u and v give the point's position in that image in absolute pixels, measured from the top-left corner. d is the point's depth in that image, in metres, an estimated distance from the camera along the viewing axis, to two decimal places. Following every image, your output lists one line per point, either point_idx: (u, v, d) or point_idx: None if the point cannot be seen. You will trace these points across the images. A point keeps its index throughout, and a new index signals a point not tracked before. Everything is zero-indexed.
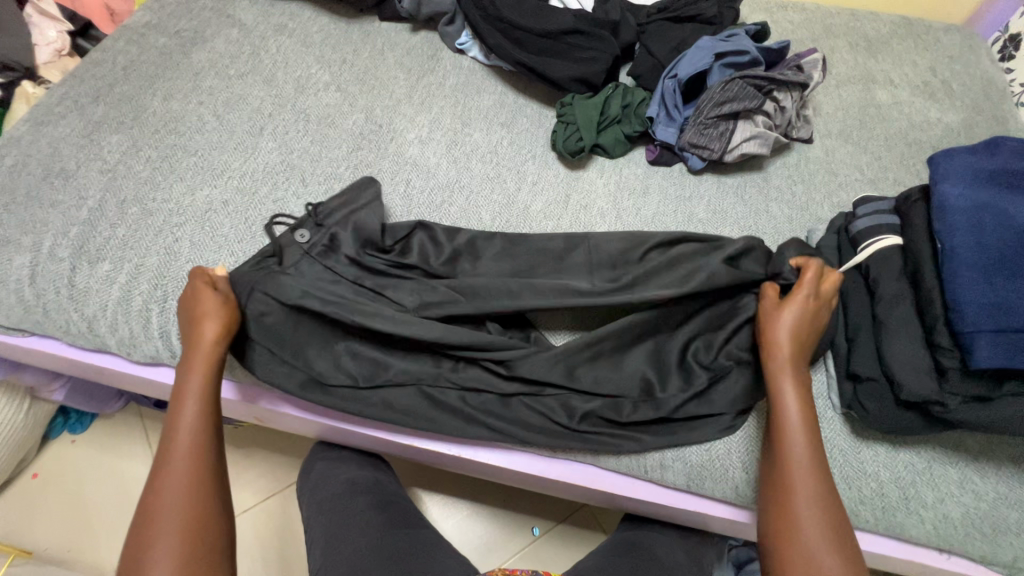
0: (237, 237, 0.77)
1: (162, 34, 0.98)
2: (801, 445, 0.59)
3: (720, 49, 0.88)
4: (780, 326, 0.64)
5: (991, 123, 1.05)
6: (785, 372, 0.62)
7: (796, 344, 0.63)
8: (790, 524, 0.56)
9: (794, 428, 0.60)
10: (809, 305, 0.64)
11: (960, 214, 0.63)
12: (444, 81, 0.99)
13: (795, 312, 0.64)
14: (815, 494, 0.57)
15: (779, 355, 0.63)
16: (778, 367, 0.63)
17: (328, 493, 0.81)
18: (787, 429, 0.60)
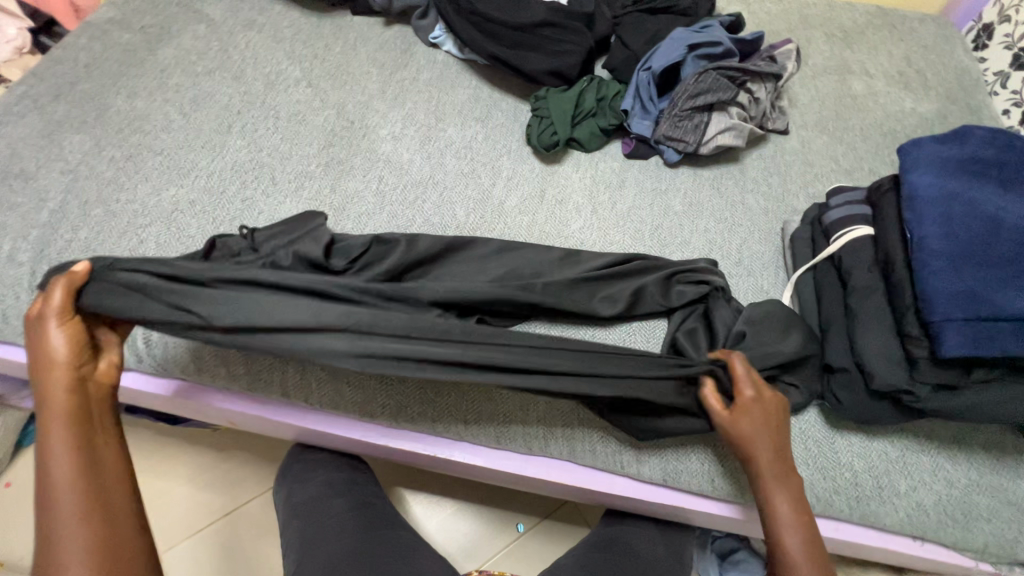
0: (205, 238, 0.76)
1: (127, 30, 0.96)
2: (796, 539, 0.57)
3: (693, 40, 0.87)
4: (752, 450, 0.59)
5: (965, 112, 1.06)
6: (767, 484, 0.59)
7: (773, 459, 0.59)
8: None
9: (788, 523, 0.57)
10: (761, 421, 0.60)
11: (929, 203, 0.63)
12: (418, 76, 0.97)
13: (749, 426, 0.59)
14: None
15: (755, 453, 0.59)
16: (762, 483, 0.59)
17: (304, 496, 0.80)
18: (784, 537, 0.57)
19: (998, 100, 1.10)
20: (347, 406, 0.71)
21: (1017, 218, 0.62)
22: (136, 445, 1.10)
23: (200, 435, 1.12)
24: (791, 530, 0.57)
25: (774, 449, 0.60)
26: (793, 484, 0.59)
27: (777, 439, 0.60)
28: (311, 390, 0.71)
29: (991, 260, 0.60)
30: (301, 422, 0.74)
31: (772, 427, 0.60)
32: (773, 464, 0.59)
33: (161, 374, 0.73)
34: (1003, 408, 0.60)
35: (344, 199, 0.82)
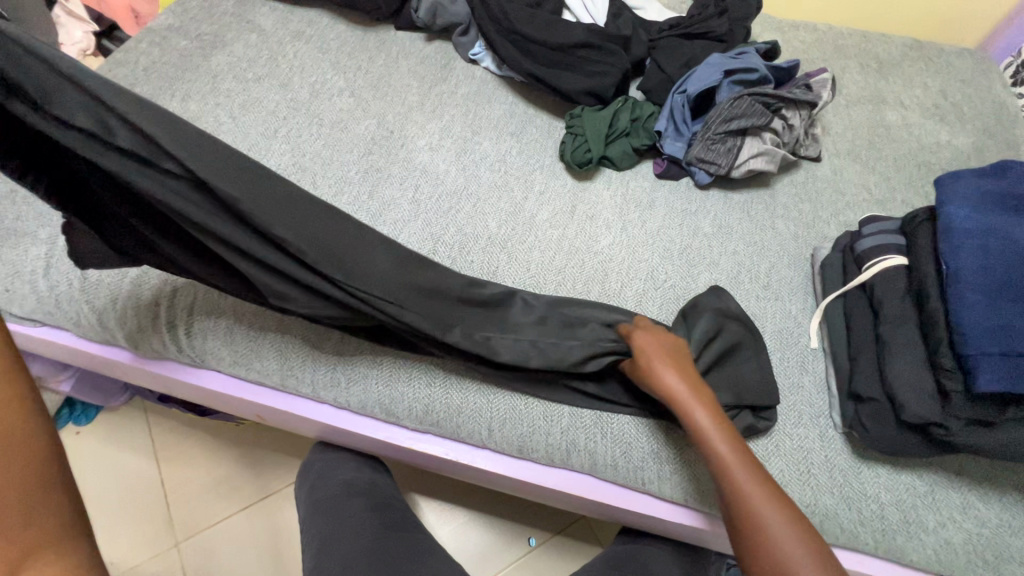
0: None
1: (184, 37, 1.01)
2: (736, 473, 0.56)
3: (729, 66, 0.89)
4: (658, 373, 0.63)
5: (1002, 147, 1.05)
6: (683, 397, 0.61)
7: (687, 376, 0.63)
8: (754, 531, 0.53)
9: (704, 429, 0.59)
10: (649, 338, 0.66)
11: (967, 235, 0.62)
12: (456, 90, 1.00)
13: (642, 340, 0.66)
14: (775, 508, 0.53)
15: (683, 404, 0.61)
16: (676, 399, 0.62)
17: (326, 493, 0.81)
18: (694, 425, 0.60)
19: None
20: (373, 408, 0.72)
21: None
22: (162, 435, 1.13)
23: (223, 428, 1.14)
24: (741, 473, 0.56)
25: (705, 407, 0.61)
26: (704, 394, 0.62)
27: (713, 414, 0.60)
28: (340, 390, 0.72)
29: None
30: (328, 419, 0.75)
31: (703, 396, 0.62)
32: (686, 384, 0.62)
33: (199, 365, 0.75)
34: None
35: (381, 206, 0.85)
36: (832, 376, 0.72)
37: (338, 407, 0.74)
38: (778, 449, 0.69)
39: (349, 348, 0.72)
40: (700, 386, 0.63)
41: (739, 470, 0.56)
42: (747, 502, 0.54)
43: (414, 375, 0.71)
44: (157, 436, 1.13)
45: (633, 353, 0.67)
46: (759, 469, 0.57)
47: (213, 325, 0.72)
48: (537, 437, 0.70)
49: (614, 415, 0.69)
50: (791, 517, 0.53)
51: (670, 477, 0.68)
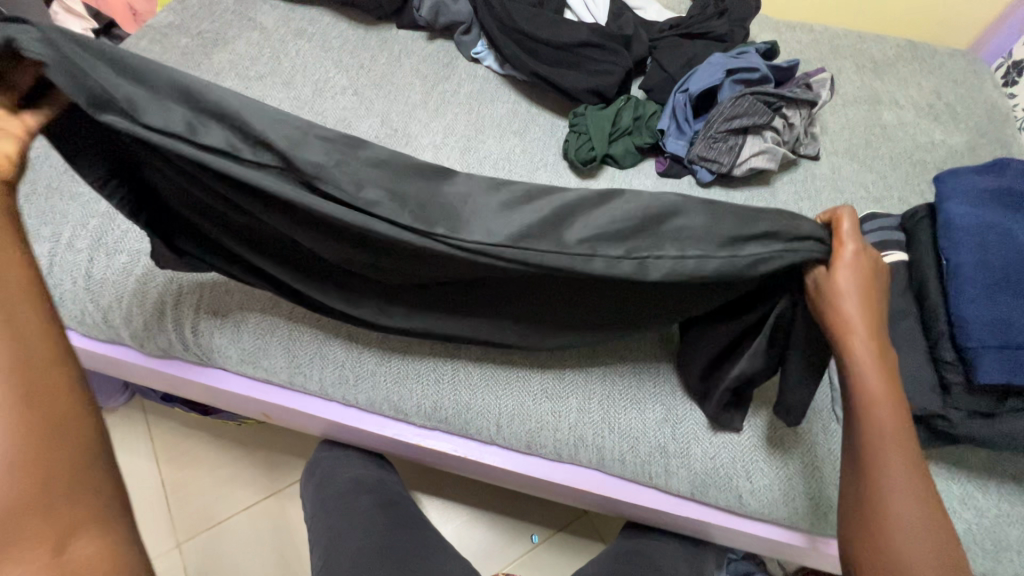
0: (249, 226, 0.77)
1: (185, 35, 1.00)
2: (891, 458, 0.49)
3: (731, 66, 0.90)
4: (844, 299, 0.48)
5: (995, 146, 1.07)
6: (861, 348, 0.48)
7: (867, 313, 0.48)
8: (885, 523, 0.48)
9: (875, 398, 0.49)
10: (863, 264, 0.49)
11: (966, 232, 0.64)
12: (459, 89, 1.01)
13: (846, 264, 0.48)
14: (921, 511, 0.48)
15: (858, 352, 0.48)
16: (852, 345, 0.49)
17: (333, 491, 0.81)
18: (864, 390, 0.49)
19: None
20: (381, 405, 0.72)
21: None
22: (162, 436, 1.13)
23: (224, 428, 1.14)
24: (898, 467, 0.48)
25: (887, 378, 0.49)
26: (886, 351, 0.50)
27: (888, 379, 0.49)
28: (348, 388, 0.72)
29: None
30: (335, 416, 0.75)
31: (881, 349, 0.49)
32: (865, 328, 0.48)
33: (205, 363, 0.75)
34: None
35: None
36: (834, 370, 0.74)
37: (345, 404, 0.74)
38: (783, 442, 0.70)
39: (356, 346, 0.72)
40: (880, 327, 0.50)
41: (905, 473, 0.48)
42: (887, 493, 0.48)
43: (422, 372, 0.71)
44: (157, 437, 1.13)
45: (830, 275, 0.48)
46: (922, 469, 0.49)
47: (219, 323, 0.72)
48: (545, 433, 0.70)
49: (622, 414, 0.70)
50: (931, 519, 0.48)
51: (676, 472, 0.69)
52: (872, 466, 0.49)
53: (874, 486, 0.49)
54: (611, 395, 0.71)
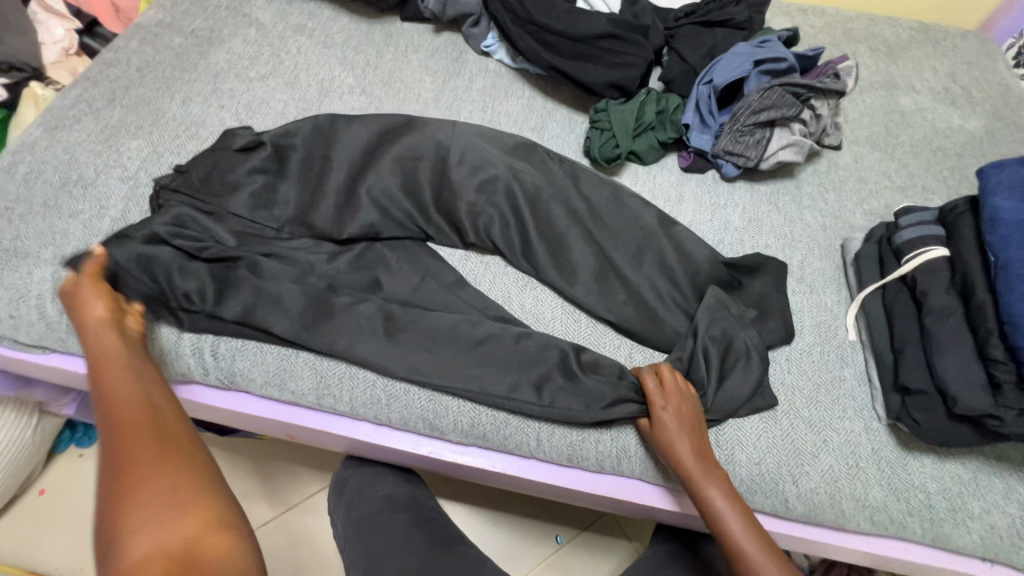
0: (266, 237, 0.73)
1: (178, 34, 0.95)
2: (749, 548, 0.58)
3: (758, 55, 0.86)
4: (676, 445, 0.63)
5: (1012, 130, 1.06)
6: (702, 477, 0.61)
7: (693, 449, 0.63)
8: None
9: (720, 508, 0.60)
10: (676, 412, 0.64)
11: (1015, 228, 0.62)
12: (471, 85, 0.97)
13: (665, 416, 0.64)
14: None
15: (706, 493, 0.61)
16: (692, 474, 0.62)
17: (365, 510, 0.79)
18: (713, 507, 0.60)
19: None
20: (416, 422, 0.69)
21: None
22: None
23: (238, 443, 1.10)
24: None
25: (737, 512, 0.60)
26: (716, 472, 0.63)
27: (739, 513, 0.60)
28: (381, 407, 0.69)
29: None
30: (366, 436, 0.72)
31: (723, 482, 0.62)
32: (695, 461, 0.62)
33: (226, 386, 0.71)
34: None
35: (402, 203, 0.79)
36: (874, 369, 0.73)
37: (377, 424, 0.71)
38: (826, 445, 0.69)
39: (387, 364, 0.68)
40: (710, 457, 0.64)
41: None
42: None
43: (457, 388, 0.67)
44: None
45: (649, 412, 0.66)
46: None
47: (242, 345, 0.69)
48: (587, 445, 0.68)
49: None
50: None
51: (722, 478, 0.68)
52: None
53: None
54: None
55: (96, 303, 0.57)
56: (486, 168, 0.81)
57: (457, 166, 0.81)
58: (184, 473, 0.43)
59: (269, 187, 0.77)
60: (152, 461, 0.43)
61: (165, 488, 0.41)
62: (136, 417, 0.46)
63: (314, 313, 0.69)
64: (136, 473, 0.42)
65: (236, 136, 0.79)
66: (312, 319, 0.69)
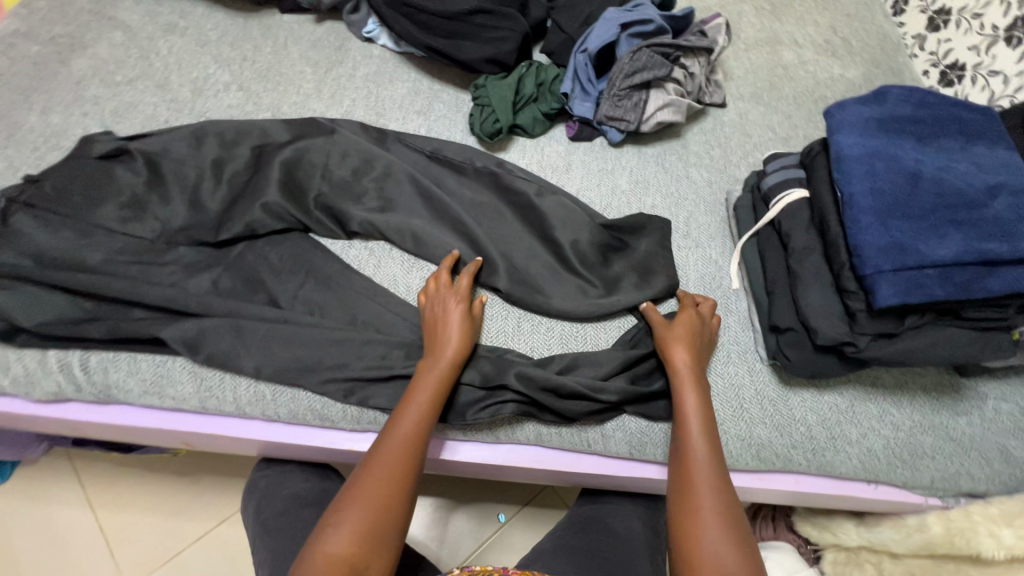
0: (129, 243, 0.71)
1: (35, 42, 0.90)
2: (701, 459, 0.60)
3: (624, 19, 0.88)
4: (679, 339, 0.68)
5: (889, 75, 1.11)
6: (687, 380, 0.65)
7: (693, 355, 0.67)
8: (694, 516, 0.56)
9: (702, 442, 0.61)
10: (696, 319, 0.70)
11: (856, 162, 0.65)
12: (354, 72, 0.95)
13: (686, 320, 0.70)
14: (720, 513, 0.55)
15: (685, 401, 0.64)
16: (678, 375, 0.66)
17: (276, 510, 0.78)
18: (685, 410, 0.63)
19: (919, 62, 1.16)
20: (306, 415, 0.69)
21: (935, 170, 0.64)
22: (94, 481, 1.06)
23: (160, 461, 1.08)
24: (707, 501, 0.56)
25: (706, 426, 0.62)
26: (706, 399, 0.65)
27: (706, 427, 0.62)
28: (267, 402, 0.68)
29: (917, 213, 0.62)
30: (258, 435, 0.71)
31: (703, 397, 0.65)
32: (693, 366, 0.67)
33: (104, 401, 0.69)
34: (938, 351, 0.63)
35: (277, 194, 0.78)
36: (754, 313, 0.75)
37: (267, 421, 0.70)
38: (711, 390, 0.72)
39: (268, 360, 0.67)
40: (703, 377, 0.67)
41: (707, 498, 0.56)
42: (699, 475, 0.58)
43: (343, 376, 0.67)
44: (89, 483, 1.06)
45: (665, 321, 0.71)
46: (735, 511, 0.56)
47: (114, 356, 0.67)
48: (478, 417, 0.68)
49: None
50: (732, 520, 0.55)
51: (615, 434, 0.70)
52: (685, 482, 0.59)
53: (686, 509, 0.57)
54: (544, 360, 0.71)
55: (456, 309, 0.68)
56: (364, 156, 0.80)
57: (335, 156, 0.80)
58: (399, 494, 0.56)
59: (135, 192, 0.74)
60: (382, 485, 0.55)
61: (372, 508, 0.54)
62: (399, 449, 0.58)
63: (188, 315, 0.68)
64: (356, 495, 0.55)
65: (98, 143, 0.77)
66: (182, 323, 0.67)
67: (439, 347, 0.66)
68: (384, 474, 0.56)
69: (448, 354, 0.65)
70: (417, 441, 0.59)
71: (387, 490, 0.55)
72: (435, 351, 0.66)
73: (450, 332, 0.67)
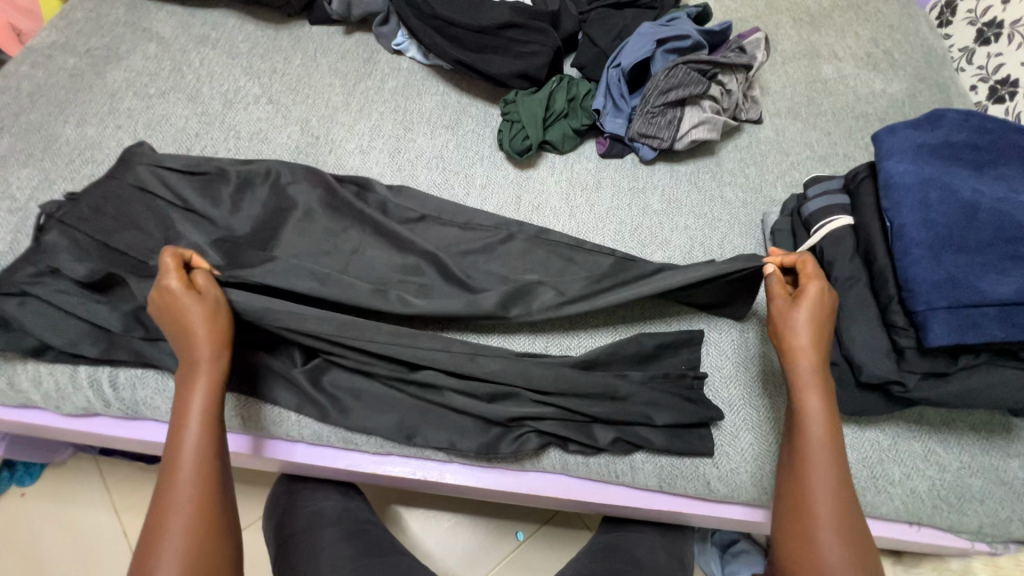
0: (152, 250, 0.69)
1: (72, 54, 0.91)
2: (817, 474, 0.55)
3: (661, 35, 0.85)
4: (797, 325, 0.59)
5: (935, 91, 1.06)
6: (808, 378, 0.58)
7: (815, 337, 0.59)
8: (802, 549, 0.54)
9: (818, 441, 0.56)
10: (821, 296, 0.59)
11: (907, 191, 0.62)
12: (382, 85, 0.94)
13: (810, 295, 0.59)
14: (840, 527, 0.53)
15: (801, 399, 0.58)
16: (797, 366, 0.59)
17: (295, 527, 0.77)
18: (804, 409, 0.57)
19: (965, 76, 1.11)
20: (330, 436, 0.68)
21: (993, 201, 0.60)
22: (118, 485, 1.08)
23: None
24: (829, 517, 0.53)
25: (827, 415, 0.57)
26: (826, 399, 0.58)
27: (831, 428, 0.57)
28: (293, 422, 0.68)
29: (973, 246, 0.59)
30: (281, 455, 0.70)
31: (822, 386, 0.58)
32: (811, 353, 0.58)
33: (131, 416, 0.69)
34: (991, 393, 0.59)
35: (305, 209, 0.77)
36: None
37: (291, 441, 0.70)
38: (746, 423, 0.69)
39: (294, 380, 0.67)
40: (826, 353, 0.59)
41: (822, 501, 0.54)
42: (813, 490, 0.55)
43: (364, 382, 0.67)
44: (113, 486, 1.08)
45: (794, 294, 0.60)
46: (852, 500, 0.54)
47: (141, 373, 0.67)
48: (503, 446, 0.66)
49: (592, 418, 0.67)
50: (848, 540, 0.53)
51: (644, 468, 0.67)
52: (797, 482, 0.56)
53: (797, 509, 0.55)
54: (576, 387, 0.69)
55: (193, 302, 0.59)
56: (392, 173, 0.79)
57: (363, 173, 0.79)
58: (213, 494, 0.54)
59: (164, 207, 0.74)
60: (190, 495, 0.53)
61: (191, 522, 0.52)
62: (190, 463, 0.55)
63: None
64: (167, 527, 0.52)
65: (130, 158, 0.77)
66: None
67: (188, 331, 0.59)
68: (186, 488, 0.53)
69: (202, 341, 0.59)
70: (211, 444, 0.56)
71: (197, 488, 0.54)
72: (192, 357, 0.58)
73: (191, 313, 0.59)
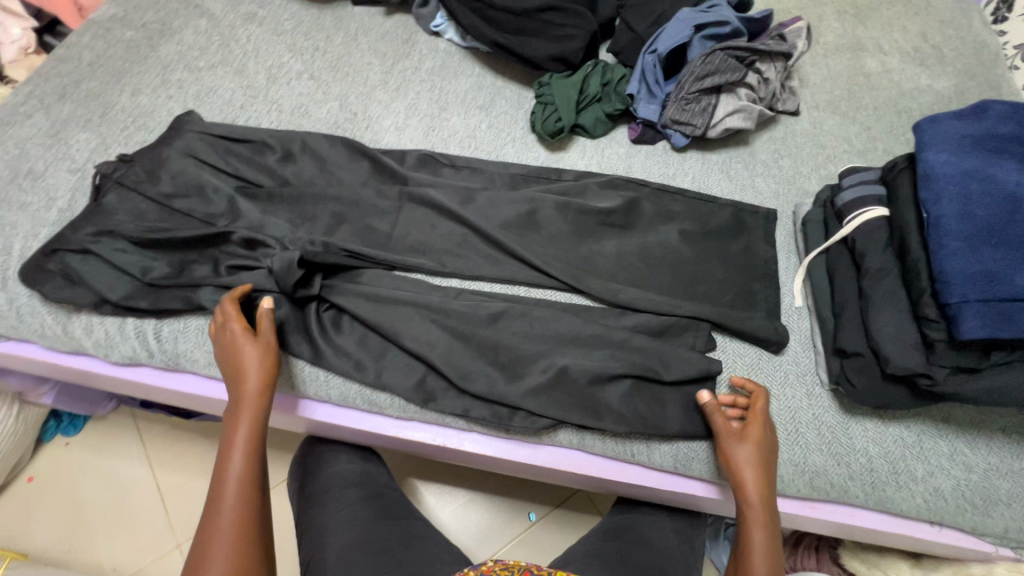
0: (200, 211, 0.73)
1: (129, 27, 0.96)
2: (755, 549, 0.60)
3: (699, 21, 0.85)
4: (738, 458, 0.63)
5: (985, 88, 1.02)
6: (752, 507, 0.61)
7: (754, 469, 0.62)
8: None
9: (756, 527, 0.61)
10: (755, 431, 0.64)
11: (946, 181, 0.61)
12: (420, 65, 0.96)
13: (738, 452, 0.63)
14: None
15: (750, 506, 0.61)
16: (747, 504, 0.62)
17: (317, 486, 0.81)
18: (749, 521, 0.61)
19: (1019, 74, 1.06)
20: (356, 399, 0.71)
21: None
22: (154, 440, 1.14)
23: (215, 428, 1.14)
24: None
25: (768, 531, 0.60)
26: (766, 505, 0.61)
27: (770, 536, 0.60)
28: (321, 382, 0.71)
29: (1014, 240, 0.58)
30: (309, 414, 0.73)
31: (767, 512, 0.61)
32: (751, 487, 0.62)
33: (171, 368, 0.73)
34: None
35: (343, 180, 0.80)
36: (818, 335, 0.71)
37: (318, 400, 0.72)
38: None
39: (329, 340, 0.71)
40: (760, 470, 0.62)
41: None
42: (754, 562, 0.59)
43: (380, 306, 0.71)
44: (149, 441, 1.14)
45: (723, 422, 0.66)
46: None
47: (183, 327, 0.71)
48: (519, 418, 0.68)
49: (613, 397, 0.67)
50: None
51: (659, 447, 0.68)
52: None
53: None
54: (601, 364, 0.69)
55: (247, 344, 0.62)
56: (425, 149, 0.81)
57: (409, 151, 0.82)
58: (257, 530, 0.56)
59: (210, 173, 0.78)
60: (233, 526, 0.55)
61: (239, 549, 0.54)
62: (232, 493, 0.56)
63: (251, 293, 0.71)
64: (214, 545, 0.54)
65: (181, 127, 0.81)
66: (241, 282, 0.70)
67: (241, 378, 0.62)
68: (229, 519, 0.55)
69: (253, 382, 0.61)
70: (251, 482, 0.58)
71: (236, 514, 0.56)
72: (239, 390, 0.61)
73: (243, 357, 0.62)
